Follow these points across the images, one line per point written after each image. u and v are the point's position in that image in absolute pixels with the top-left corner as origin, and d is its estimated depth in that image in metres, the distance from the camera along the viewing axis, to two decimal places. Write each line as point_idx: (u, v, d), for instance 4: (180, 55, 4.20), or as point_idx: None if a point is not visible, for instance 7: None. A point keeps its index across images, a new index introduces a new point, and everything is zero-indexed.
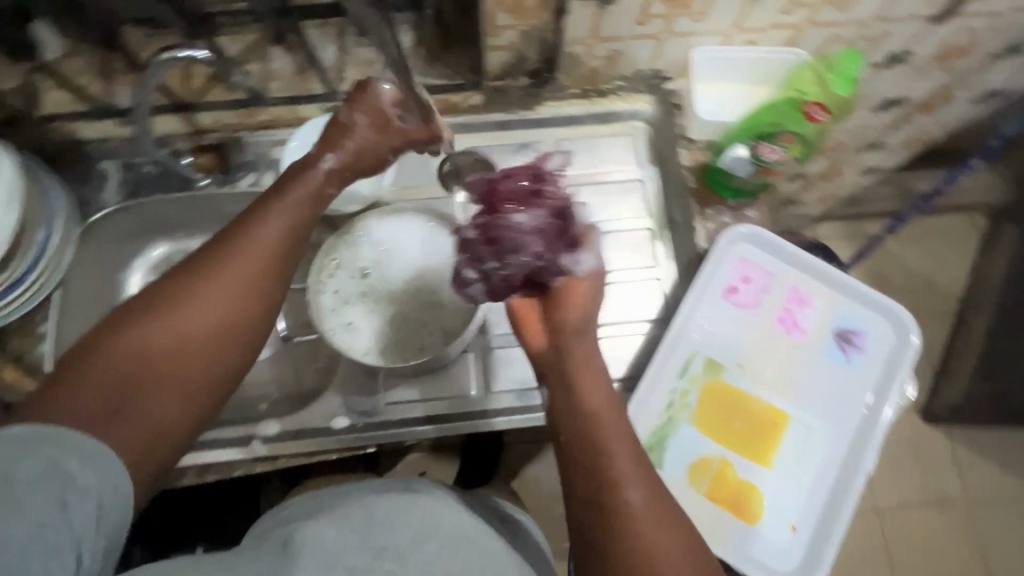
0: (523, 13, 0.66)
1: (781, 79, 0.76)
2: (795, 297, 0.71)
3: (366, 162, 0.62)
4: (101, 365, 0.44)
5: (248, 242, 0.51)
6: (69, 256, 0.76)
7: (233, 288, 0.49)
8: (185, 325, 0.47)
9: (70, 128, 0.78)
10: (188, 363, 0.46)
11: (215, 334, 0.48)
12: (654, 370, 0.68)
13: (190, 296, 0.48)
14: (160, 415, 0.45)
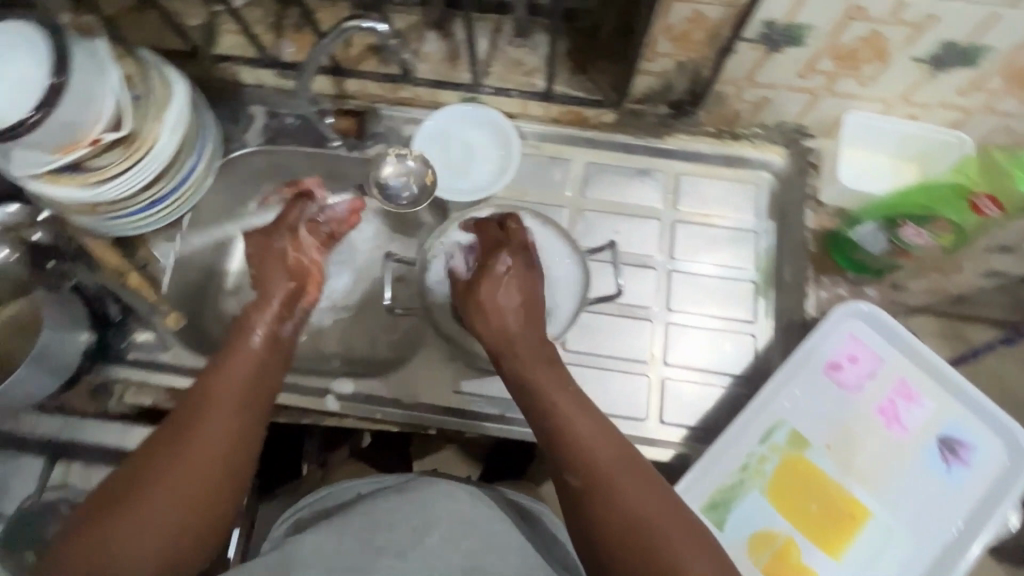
0: (687, 44, 0.65)
1: (945, 164, 0.71)
2: (902, 391, 0.67)
3: (290, 292, 0.63)
4: (84, 540, 0.46)
5: (224, 377, 0.53)
6: (207, 183, 0.82)
7: (212, 420, 0.50)
8: (167, 478, 0.47)
9: (233, 70, 0.85)
10: (177, 497, 0.48)
11: (200, 468, 0.49)
12: (735, 429, 0.66)
13: (168, 451, 0.49)
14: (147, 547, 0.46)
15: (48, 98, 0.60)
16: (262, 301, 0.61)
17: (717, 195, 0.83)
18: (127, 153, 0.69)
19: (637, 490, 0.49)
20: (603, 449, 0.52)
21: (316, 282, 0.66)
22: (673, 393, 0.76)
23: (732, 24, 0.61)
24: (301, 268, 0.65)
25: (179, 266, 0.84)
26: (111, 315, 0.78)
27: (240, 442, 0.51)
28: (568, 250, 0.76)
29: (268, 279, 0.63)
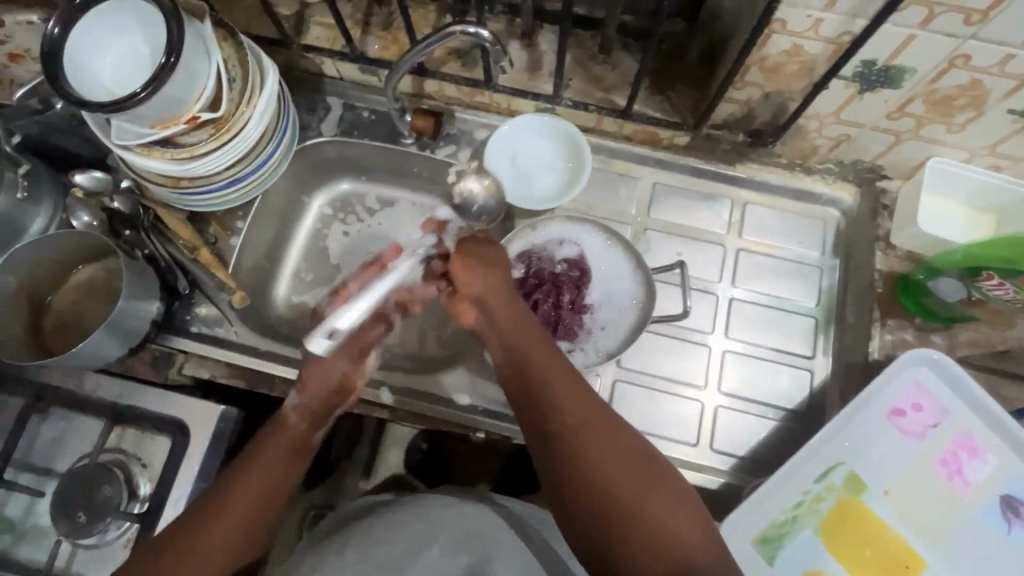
0: (778, 76, 0.65)
1: None
2: (966, 444, 0.65)
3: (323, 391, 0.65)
4: None
5: (257, 466, 0.57)
6: (282, 170, 0.84)
7: (240, 503, 0.55)
8: (194, 556, 0.52)
9: (319, 61, 0.87)
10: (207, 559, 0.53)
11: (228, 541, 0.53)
12: (792, 465, 0.65)
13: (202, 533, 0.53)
14: None
15: (161, 75, 0.61)
16: (303, 398, 0.64)
17: (783, 228, 0.83)
18: (218, 136, 0.71)
19: (620, 449, 0.52)
20: (585, 415, 0.54)
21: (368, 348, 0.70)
22: (725, 421, 0.75)
23: (829, 61, 0.61)
24: (343, 384, 0.67)
25: (246, 246, 0.86)
26: (180, 287, 0.80)
27: (263, 513, 0.56)
28: (633, 267, 0.74)
29: (314, 386, 0.65)
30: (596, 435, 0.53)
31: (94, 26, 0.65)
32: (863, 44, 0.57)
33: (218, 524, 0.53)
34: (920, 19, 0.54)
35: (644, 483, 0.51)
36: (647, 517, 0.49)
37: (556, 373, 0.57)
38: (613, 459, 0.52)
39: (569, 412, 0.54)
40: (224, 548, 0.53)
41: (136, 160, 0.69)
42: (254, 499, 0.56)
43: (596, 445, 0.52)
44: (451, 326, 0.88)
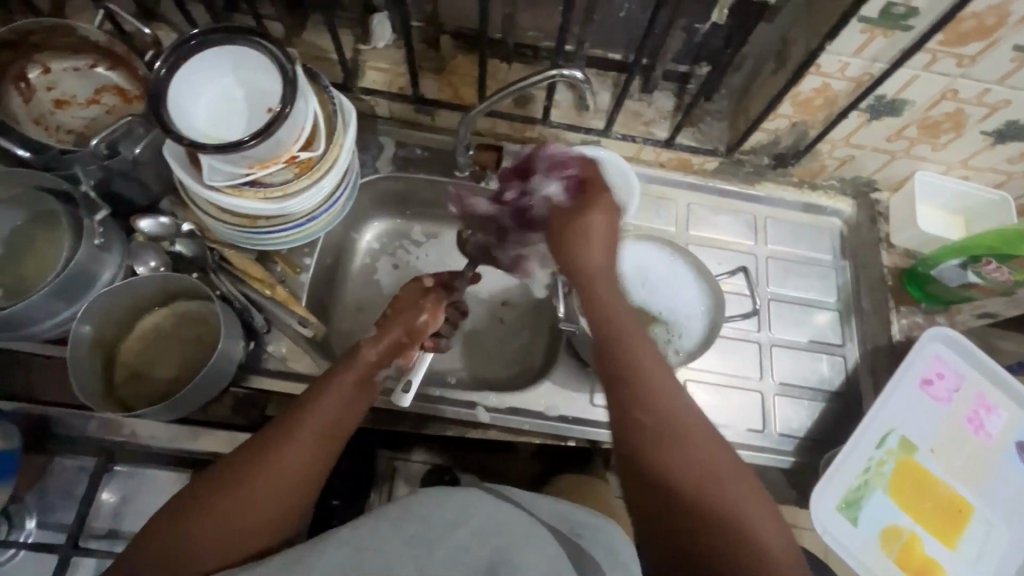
0: (805, 108, 0.79)
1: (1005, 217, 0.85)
2: (982, 403, 0.79)
3: (399, 343, 0.71)
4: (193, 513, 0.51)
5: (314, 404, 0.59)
6: (347, 208, 0.85)
7: (306, 438, 0.56)
8: (260, 476, 0.53)
9: (372, 102, 0.91)
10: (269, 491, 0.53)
11: (286, 481, 0.54)
12: (857, 436, 0.75)
13: (266, 451, 0.54)
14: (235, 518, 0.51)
15: (274, 120, 0.64)
16: (382, 338, 0.69)
17: (801, 236, 0.95)
18: (307, 174, 0.72)
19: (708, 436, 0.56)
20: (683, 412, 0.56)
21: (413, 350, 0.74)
22: (782, 407, 0.84)
23: (849, 96, 0.75)
24: (415, 326, 0.74)
25: (314, 283, 0.86)
26: (257, 325, 0.79)
27: (312, 469, 0.56)
28: (696, 274, 0.83)
29: (392, 331, 0.71)
30: (653, 398, 0.56)
31: (191, 73, 0.66)
32: (882, 83, 0.71)
33: (283, 452, 0.55)
34: (925, 63, 0.68)
35: (701, 455, 0.54)
36: (702, 487, 0.52)
37: (637, 343, 0.60)
38: (672, 422, 0.55)
39: (634, 365, 0.58)
40: (284, 481, 0.54)
41: (226, 201, 0.70)
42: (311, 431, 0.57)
43: (659, 410, 0.56)
44: (514, 346, 0.93)
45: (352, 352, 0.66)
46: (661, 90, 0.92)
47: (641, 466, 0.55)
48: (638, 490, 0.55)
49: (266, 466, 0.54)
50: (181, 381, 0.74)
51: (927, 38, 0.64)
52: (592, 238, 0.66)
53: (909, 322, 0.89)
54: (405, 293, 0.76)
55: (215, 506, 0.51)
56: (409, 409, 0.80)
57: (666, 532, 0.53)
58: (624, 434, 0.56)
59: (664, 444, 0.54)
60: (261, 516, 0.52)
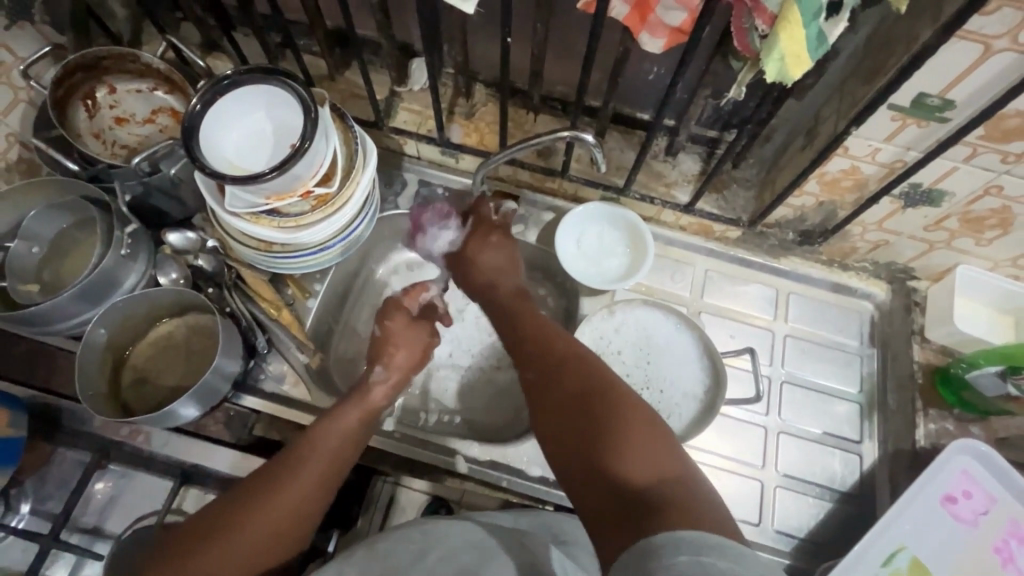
0: (832, 189, 0.76)
1: None
2: (1015, 532, 0.70)
3: (408, 367, 0.75)
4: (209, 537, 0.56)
5: (318, 448, 0.63)
6: (363, 241, 0.87)
7: (304, 482, 0.60)
8: (250, 531, 0.57)
9: (402, 141, 0.95)
10: (279, 522, 0.58)
11: (272, 533, 0.58)
12: (857, 552, 0.69)
13: (261, 506, 0.58)
14: (241, 546, 0.56)
15: (291, 157, 0.68)
16: (389, 376, 0.72)
17: (828, 317, 0.89)
18: (321, 208, 0.76)
19: (592, 383, 0.57)
20: (576, 363, 0.60)
21: (421, 359, 0.78)
22: (782, 502, 0.79)
23: (880, 181, 0.72)
24: (410, 361, 0.76)
25: (322, 309, 0.89)
26: (258, 346, 0.82)
27: (319, 493, 0.61)
28: (702, 352, 0.81)
29: (398, 367, 0.74)
30: (569, 397, 0.57)
31: (226, 107, 0.72)
32: (915, 172, 0.67)
33: (284, 495, 0.59)
34: (965, 155, 0.63)
35: (618, 430, 0.52)
36: (617, 450, 0.50)
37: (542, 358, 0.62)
38: (597, 397, 0.55)
39: (558, 355, 0.62)
40: (273, 536, 0.58)
41: (243, 227, 0.74)
42: (319, 451, 0.63)
43: (567, 395, 0.57)
44: (510, 395, 0.91)
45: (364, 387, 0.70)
46: (688, 152, 0.90)
47: (567, 445, 0.54)
48: (563, 449, 0.54)
49: (260, 518, 0.57)
50: (181, 388, 0.78)
51: (964, 132, 0.60)
52: (481, 260, 0.81)
53: (940, 427, 0.81)
54: (392, 323, 0.77)
55: (236, 528, 0.57)
56: (391, 451, 0.81)
57: (596, 487, 0.50)
58: (540, 416, 0.58)
59: (589, 411, 0.54)
60: (261, 552, 0.57)
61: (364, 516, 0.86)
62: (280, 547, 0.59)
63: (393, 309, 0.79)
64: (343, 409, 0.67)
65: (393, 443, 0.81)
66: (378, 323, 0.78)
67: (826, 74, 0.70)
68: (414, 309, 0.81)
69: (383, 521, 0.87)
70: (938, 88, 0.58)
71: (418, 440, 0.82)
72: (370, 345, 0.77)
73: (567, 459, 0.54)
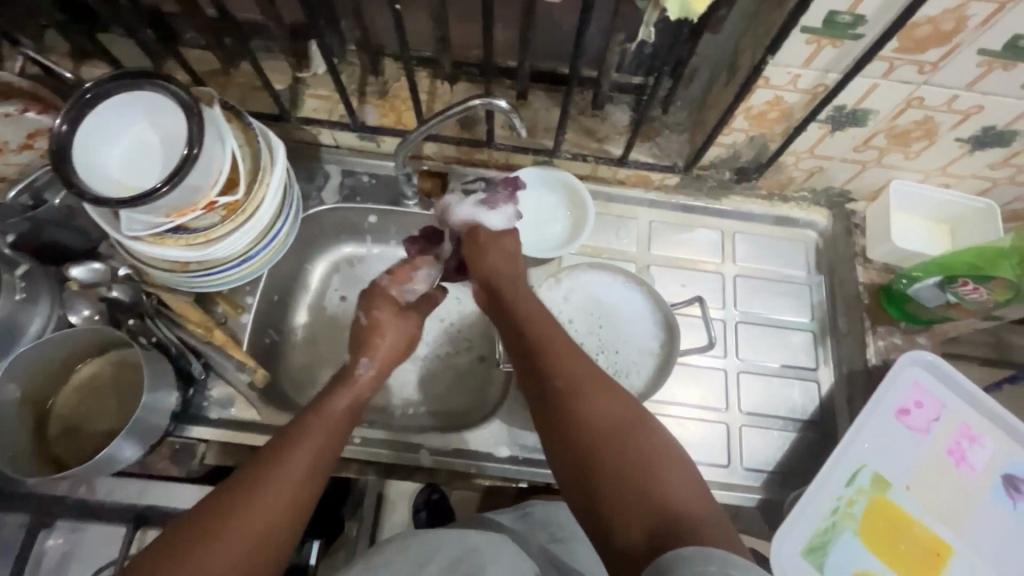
0: (760, 122, 0.74)
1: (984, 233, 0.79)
2: (966, 433, 0.73)
3: (393, 360, 0.71)
4: (183, 547, 0.48)
5: (299, 439, 0.58)
6: (291, 242, 0.82)
7: (297, 471, 0.55)
8: (237, 527, 0.50)
9: (315, 131, 0.88)
10: (272, 510, 0.52)
11: (261, 531, 0.51)
12: (822, 477, 0.71)
13: (249, 496, 0.52)
14: (225, 551, 0.49)
15: (181, 169, 0.62)
16: (375, 361, 0.69)
17: (774, 251, 0.89)
18: (232, 218, 0.70)
19: (608, 399, 0.55)
20: (586, 373, 0.57)
21: (411, 346, 0.73)
22: (748, 439, 0.80)
23: (805, 108, 0.70)
24: (400, 349, 0.71)
25: (259, 322, 0.84)
26: (195, 372, 0.78)
27: (310, 481, 0.56)
28: (653, 307, 0.79)
29: (383, 356, 0.69)
30: (584, 406, 0.54)
31: (100, 122, 0.64)
32: (837, 94, 0.65)
33: (273, 485, 0.53)
34: (883, 71, 0.62)
35: (639, 452, 0.51)
36: (640, 472, 0.50)
37: (558, 357, 0.59)
38: (617, 417, 0.54)
39: (569, 364, 0.57)
40: (255, 541, 0.50)
41: (148, 250, 0.68)
42: (309, 437, 0.58)
43: (588, 407, 0.54)
44: (471, 379, 0.90)
45: (345, 376, 0.66)
46: (616, 102, 0.86)
47: (582, 459, 0.52)
48: (576, 464, 0.52)
49: (238, 518, 0.51)
50: (116, 430, 0.73)
51: (879, 46, 0.58)
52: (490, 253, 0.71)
53: (888, 342, 0.84)
54: (380, 313, 0.72)
55: (219, 527, 0.50)
56: (352, 455, 0.79)
57: (622, 509, 0.49)
58: (550, 426, 0.55)
59: (607, 430, 0.53)
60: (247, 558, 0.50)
61: (354, 519, 0.83)
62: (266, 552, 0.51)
63: (380, 299, 0.73)
64: (324, 400, 0.63)
65: (353, 447, 0.79)
66: (362, 313, 0.72)
67: (739, 3, 0.67)
68: (404, 297, 0.75)
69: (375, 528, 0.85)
70: (847, 4, 0.56)
71: (381, 440, 0.79)
72: (355, 335, 0.71)
73: (582, 476, 0.52)
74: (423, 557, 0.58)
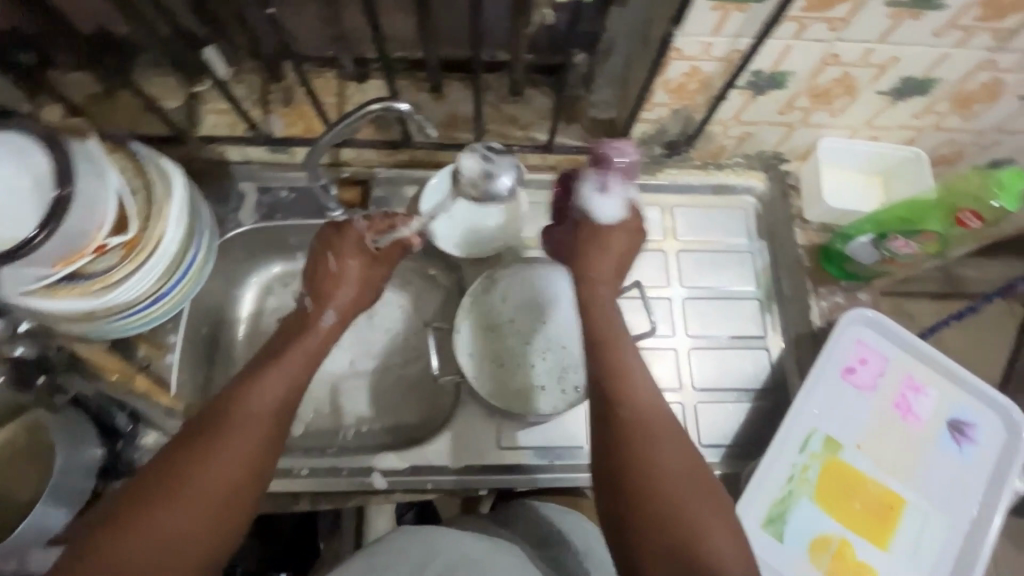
0: (680, 95, 0.71)
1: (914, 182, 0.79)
2: (911, 383, 0.74)
3: (357, 305, 0.68)
4: (133, 515, 0.49)
5: (254, 397, 0.57)
6: (209, 272, 0.76)
7: (250, 433, 0.55)
8: (190, 489, 0.51)
9: (221, 149, 0.82)
10: (226, 470, 0.52)
11: (219, 494, 0.52)
12: (774, 447, 0.71)
13: (200, 456, 0.52)
14: (178, 516, 0.50)
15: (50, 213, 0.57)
16: (333, 303, 0.66)
17: (715, 222, 0.86)
18: (131, 257, 0.65)
19: (680, 454, 0.55)
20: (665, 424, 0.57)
21: (375, 287, 0.70)
22: (704, 415, 0.80)
23: (722, 76, 0.67)
24: (356, 296, 0.68)
25: (186, 360, 0.79)
26: (121, 425, 0.74)
27: (267, 438, 0.56)
28: None
29: (340, 300, 0.67)
30: (659, 453, 0.55)
31: None
32: (751, 60, 0.63)
33: (223, 449, 0.53)
34: (794, 32, 0.60)
35: (701, 513, 0.52)
36: (695, 532, 0.51)
37: (635, 391, 0.59)
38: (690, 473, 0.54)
39: (649, 409, 0.57)
40: (212, 501, 0.51)
41: (38, 305, 0.63)
42: (264, 392, 0.58)
43: (658, 458, 0.54)
44: (423, 388, 0.86)
45: (304, 329, 0.65)
46: (536, 86, 0.82)
47: (641, 502, 0.53)
48: (638, 505, 0.53)
49: (192, 482, 0.51)
50: (37, 498, 0.68)
51: (784, 7, 0.56)
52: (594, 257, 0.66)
53: (832, 302, 0.84)
54: (348, 261, 0.68)
55: (174, 490, 0.50)
56: (300, 488, 0.74)
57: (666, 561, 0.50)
58: (619, 458, 0.55)
59: (676, 485, 0.53)
60: (205, 518, 0.51)
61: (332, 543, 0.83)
62: (227, 515, 0.52)
63: (348, 244, 0.68)
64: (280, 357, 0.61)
65: (300, 480, 0.74)
66: (330, 260, 0.68)
67: None
68: (376, 244, 0.69)
69: (359, 529, 0.79)
70: None
71: (330, 468, 0.75)
72: (318, 277, 0.67)
73: (638, 516, 0.52)
74: (427, 555, 0.59)
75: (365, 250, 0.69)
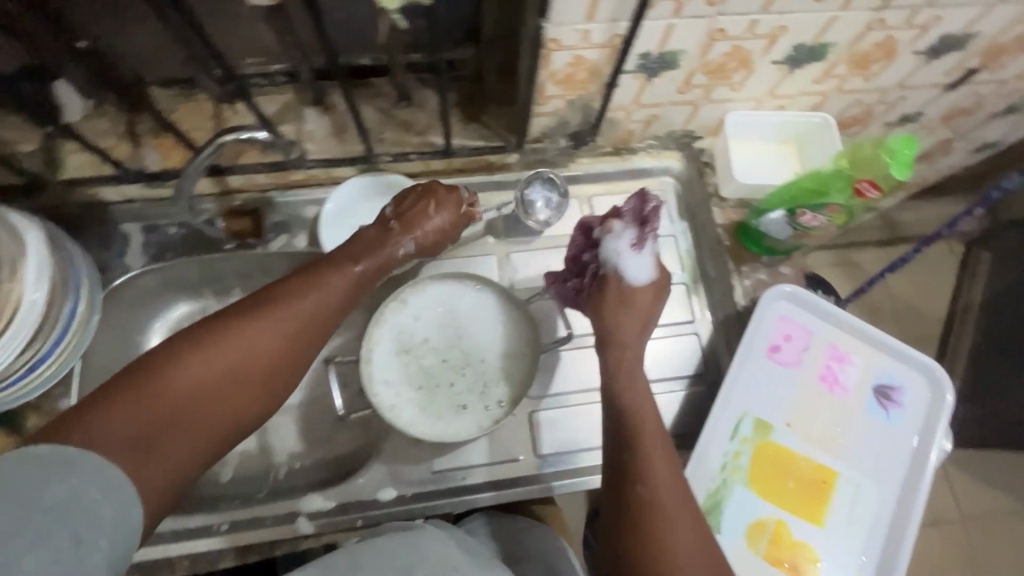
0: (571, 84, 0.67)
1: (824, 147, 0.78)
2: (835, 354, 0.73)
3: (430, 246, 0.67)
4: (153, 383, 0.45)
5: (312, 304, 0.54)
6: (95, 324, 0.69)
7: (293, 330, 0.52)
8: (218, 363, 0.48)
9: (92, 191, 0.75)
10: (256, 358, 0.49)
11: (243, 379, 0.49)
12: (704, 437, 0.70)
13: (233, 330, 0.49)
14: (199, 392, 0.46)
15: None
16: (409, 231, 0.64)
17: None
18: None
19: (674, 489, 0.51)
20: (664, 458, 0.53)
21: (447, 237, 0.68)
22: None
23: (609, 62, 0.64)
24: (423, 236, 0.65)
25: None
26: None
27: (304, 348, 0.52)
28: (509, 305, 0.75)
29: (416, 227, 0.65)
30: (651, 490, 0.51)
31: None
32: (632, 43, 0.60)
33: (266, 341, 0.50)
34: (671, 10, 0.57)
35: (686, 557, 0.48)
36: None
37: (652, 415, 0.55)
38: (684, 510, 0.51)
39: (650, 442, 0.53)
40: (237, 383, 0.48)
41: None
42: (320, 303, 0.54)
43: (653, 495, 0.51)
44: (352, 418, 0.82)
45: (376, 242, 0.62)
46: (428, 87, 0.77)
47: (634, 538, 0.49)
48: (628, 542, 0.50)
49: (224, 356, 0.48)
50: None
51: None
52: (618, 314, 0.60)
53: (755, 279, 0.84)
54: (427, 201, 0.66)
55: (205, 364, 0.47)
56: (222, 545, 0.70)
57: None
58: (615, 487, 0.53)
59: (666, 524, 0.49)
60: (224, 409, 0.47)
61: None
62: (245, 411, 0.49)
63: (416, 210, 0.65)
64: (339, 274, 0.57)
65: (222, 537, 0.70)
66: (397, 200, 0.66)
67: None
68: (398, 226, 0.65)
69: None
70: None
71: (252, 519, 0.71)
72: (398, 210, 0.66)
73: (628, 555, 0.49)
74: (414, 557, 0.47)
75: (436, 193, 0.67)
